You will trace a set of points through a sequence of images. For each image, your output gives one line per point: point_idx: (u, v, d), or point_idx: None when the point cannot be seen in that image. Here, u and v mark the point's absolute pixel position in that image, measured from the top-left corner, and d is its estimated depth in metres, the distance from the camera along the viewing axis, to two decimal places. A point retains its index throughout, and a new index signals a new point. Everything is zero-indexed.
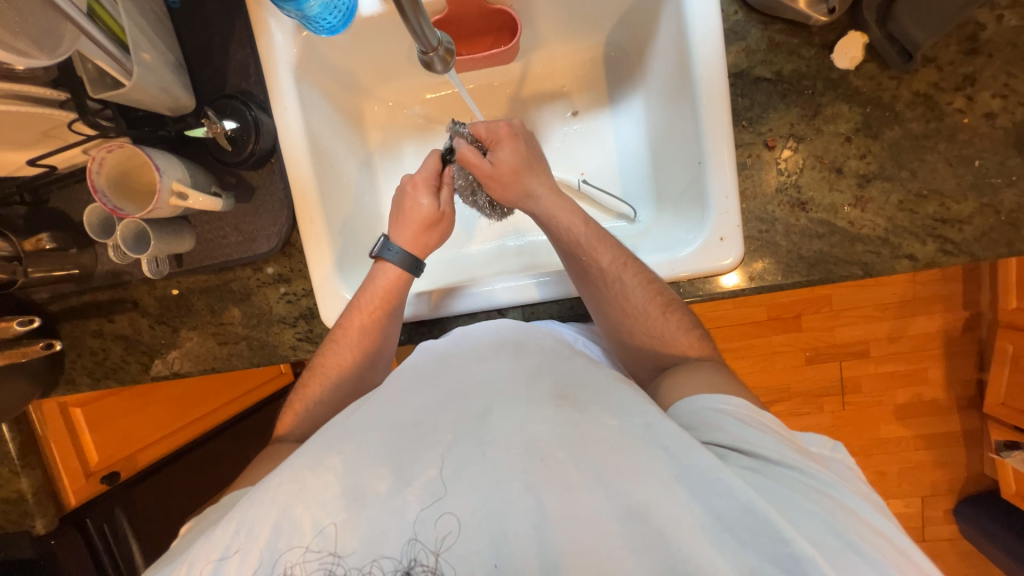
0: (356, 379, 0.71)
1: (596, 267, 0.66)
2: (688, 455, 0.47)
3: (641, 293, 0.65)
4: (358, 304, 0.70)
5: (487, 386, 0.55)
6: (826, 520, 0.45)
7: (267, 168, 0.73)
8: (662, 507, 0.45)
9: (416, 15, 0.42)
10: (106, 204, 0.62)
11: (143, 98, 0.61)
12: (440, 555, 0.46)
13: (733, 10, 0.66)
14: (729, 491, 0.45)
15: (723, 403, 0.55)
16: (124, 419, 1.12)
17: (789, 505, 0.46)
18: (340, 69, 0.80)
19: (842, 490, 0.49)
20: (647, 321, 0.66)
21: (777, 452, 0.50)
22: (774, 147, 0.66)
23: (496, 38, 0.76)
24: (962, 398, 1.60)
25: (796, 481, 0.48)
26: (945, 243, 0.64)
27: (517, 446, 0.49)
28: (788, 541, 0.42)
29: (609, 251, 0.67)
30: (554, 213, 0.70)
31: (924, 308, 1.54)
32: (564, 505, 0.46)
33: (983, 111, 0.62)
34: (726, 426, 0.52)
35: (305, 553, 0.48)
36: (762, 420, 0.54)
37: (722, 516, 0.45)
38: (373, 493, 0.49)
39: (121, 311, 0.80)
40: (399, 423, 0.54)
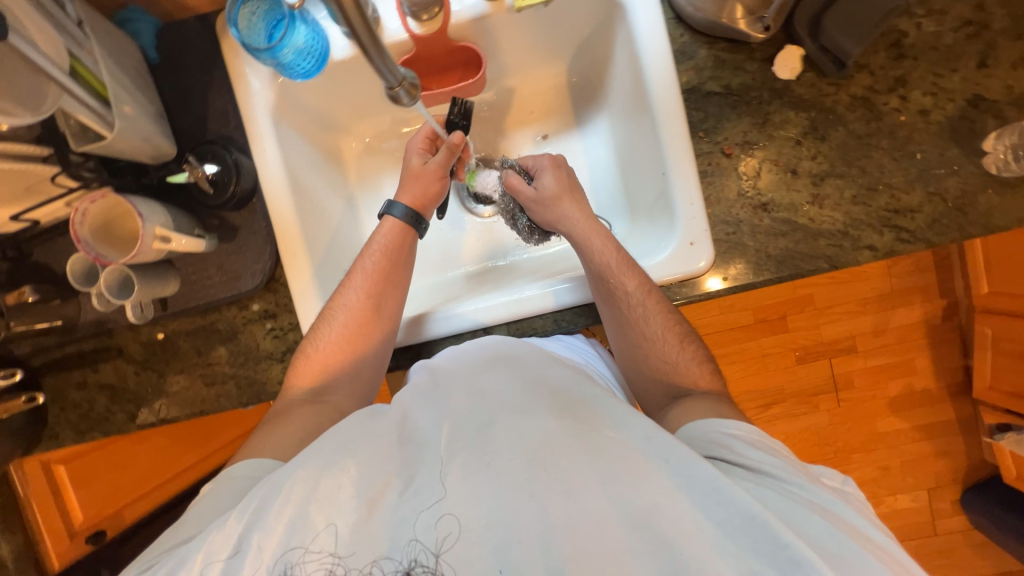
0: (365, 334, 0.70)
1: (623, 291, 0.67)
2: (689, 466, 0.48)
3: (660, 320, 0.67)
4: (369, 252, 0.74)
5: (492, 398, 0.55)
6: (830, 529, 0.45)
7: (249, 208, 0.75)
8: (667, 513, 0.45)
9: (378, 54, 0.45)
10: (89, 253, 0.63)
11: (125, 148, 0.63)
12: (441, 557, 0.45)
13: (679, 33, 0.71)
14: (730, 500, 0.45)
15: (735, 428, 0.55)
16: (109, 474, 1.11)
17: (794, 513, 0.46)
18: (317, 109, 0.83)
19: (852, 513, 0.48)
20: (663, 346, 0.67)
21: (782, 469, 0.51)
22: (731, 154, 0.70)
23: (463, 72, 0.79)
24: (952, 386, 1.62)
25: (799, 496, 0.48)
26: (901, 233, 0.67)
27: (521, 455, 0.49)
28: (788, 545, 0.42)
29: (637, 277, 0.68)
30: (588, 234, 0.73)
31: (902, 299, 1.58)
32: (568, 509, 0.46)
33: (917, 109, 0.67)
34: (732, 446, 0.53)
35: (306, 554, 0.47)
36: (773, 445, 0.54)
37: (722, 523, 0.45)
38: (382, 497, 0.49)
39: (105, 360, 0.80)
40: (409, 437, 0.54)
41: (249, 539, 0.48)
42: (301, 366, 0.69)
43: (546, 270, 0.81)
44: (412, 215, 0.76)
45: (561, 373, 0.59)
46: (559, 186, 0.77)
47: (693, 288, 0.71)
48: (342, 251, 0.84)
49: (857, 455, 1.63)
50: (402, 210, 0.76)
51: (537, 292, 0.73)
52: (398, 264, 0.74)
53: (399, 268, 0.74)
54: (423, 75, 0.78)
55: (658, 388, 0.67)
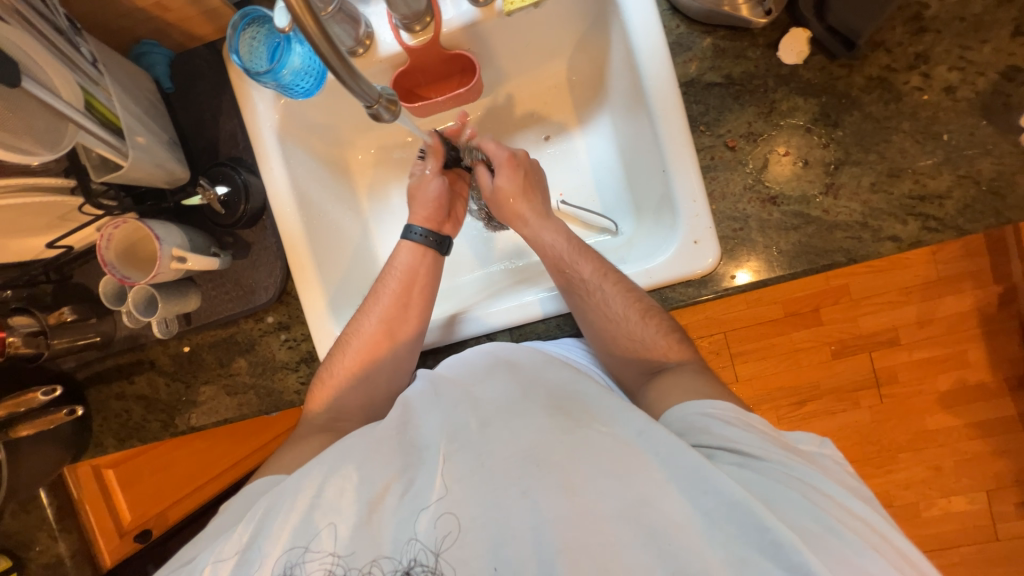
0: (375, 355, 0.72)
1: (578, 278, 0.68)
2: (676, 455, 0.45)
3: (620, 299, 0.65)
4: (383, 282, 0.76)
5: (487, 402, 0.54)
6: (807, 508, 0.43)
7: (260, 226, 0.79)
8: (661, 505, 0.43)
9: (352, 77, 0.45)
10: (115, 275, 0.68)
11: (140, 176, 0.66)
12: (440, 555, 0.45)
13: (675, 24, 0.69)
14: (714, 486, 0.43)
15: (711, 407, 0.52)
16: (154, 475, 1.19)
17: (771, 493, 0.44)
18: (322, 125, 0.86)
19: (834, 487, 0.45)
20: (628, 325, 0.64)
21: (760, 448, 0.48)
22: (735, 147, 0.67)
23: (461, 79, 0.79)
24: (1011, 379, 1.49)
25: (779, 474, 0.46)
26: (927, 220, 0.62)
27: (515, 453, 0.48)
28: (768, 527, 0.40)
29: (591, 262, 0.69)
30: (540, 229, 0.74)
31: (950, 287, 1.47)
32: (563, 504, 0.44)
33: (942, 86, 0.61)
34: (713, 429, 0.50)
35: (306, 554, 0.48)
36: (750, 421, 0.50)
37: (711, 512, 0.43)
38: (383, 501, 0.50)
39: (140, 372, 0.86)
40: (409, 443, 0.54)
41: (256, 544, 0.49)
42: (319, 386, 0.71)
43: (540, 274, 0.81)
44: (431, 236, 0.78)
45: (557, 373, 0.57)
46: (520, 185, 0.75)
47: (697, 288, 0.68)
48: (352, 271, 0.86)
49: (902, 455, 1.53)
50: (420, 232, 0.78)
51: (535, 297, 0.72)
52: (417, 286, 0.75)
53: (416, 289, 0.75)
54: (421, 85, 0.79)
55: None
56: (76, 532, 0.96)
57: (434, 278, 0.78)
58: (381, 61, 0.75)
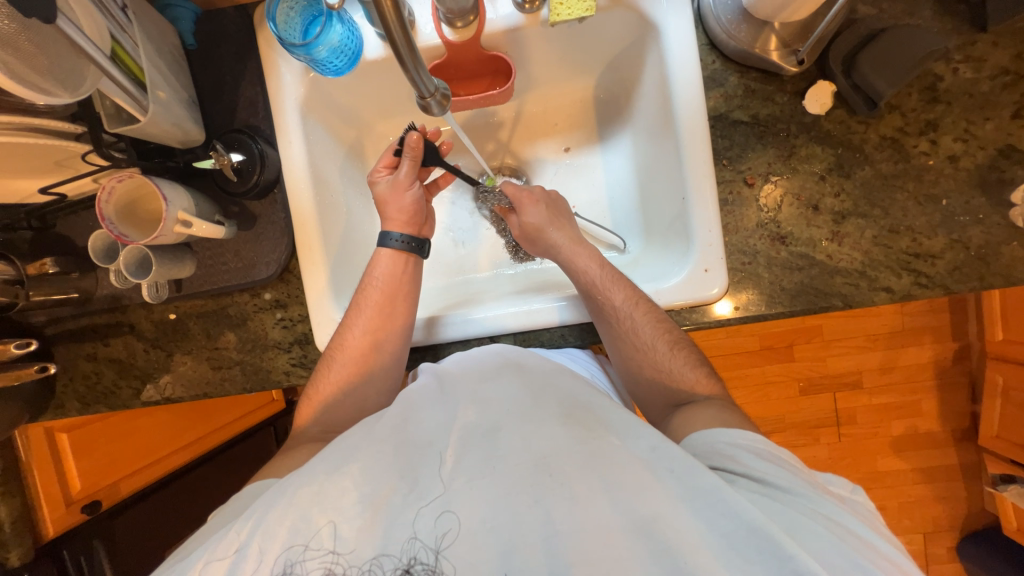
0: (364, 370, 0.70)
1: (611, 306, 0.67)
2: (692, 473, 0.45)
3: (651, 330, 0.66)
4: (359, 307, 0.72)
5: (496, 404, 0.53)
6: (836, 544, 0.42)
7: (270, 199, 0.76)
8: (673, 523, 0.43)
9: (415, 65, 0.45)
10: (113, 231, 0.64)
11: (156, 132, 0.64)
12: (440, 553, 0.44)
13: (711, 60, 0.71)
14: (733, 511, 0.43)
15: (739, 436, 0.53)
16: (109, 445, 1.11)
17: (799, 526, 0.43)
18: (344, 106, 0.84)
19: (866, 528, 0.46)
20: (657, 356, 0.66)
21: (788, 480, 0.48)
22: (754, 184, 0.69)
23: (492, 80, 0.80)
24: (957, 430, 1.59)
25: (805, 507, 0.46)
26: (919, 277, 0.67)
27: (527, 460, 0.47)
28: (793, 559, 0.40)
29: (623, 290, 0.68)
30: (573, 258, 0.72)
31: (913, 339, 1.56)
32: (573, 518, 0.44)
33: (946, 154, 0.66)
34: (739, 458, 0.50)
35: (306, 551, 0.45)
36: (780, 455, 0.51)
37: (728, 535, 0.42)
38: (387, 500, 0.47)
39: (117, 335, 0.81)
40: (411, 438, 0.52)
41: (252, 542, 0.46)
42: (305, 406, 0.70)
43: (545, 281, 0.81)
44: (408, 242, 0.77)
45: (567, 380, 0.57)
46: (547, 218, 0.76)
47: (703, 315, 0.71)
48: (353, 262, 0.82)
49: None
50: (397, 239, 0.76)
51: (543, 303, 0.72)
52: (399, 296, 0.73)
53: (400, 300, 0.73)
54: (451, 80, 0.79)
55: (661, 403, 0.66)
56: (20, 497, 0.90)
57: (416, 284, 0.76)
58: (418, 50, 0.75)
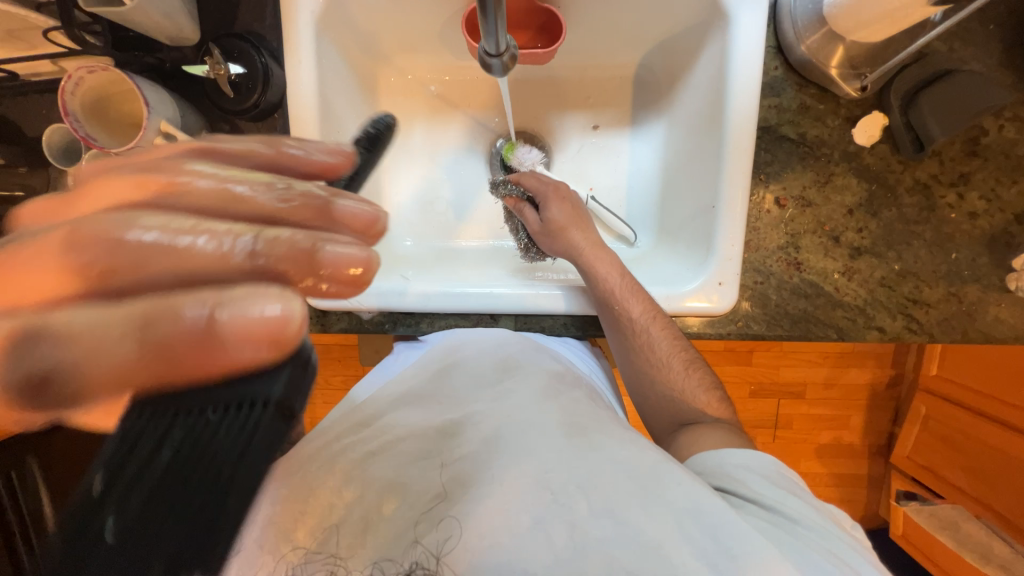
0: None
1: (627, 317, 0.65)
2: (695, 496, 0.46)
3: (666, 347, 0.66)
4: None
5: (496, 413, 0.54)
6: (834, 572, 0.44)
7: (268, 123, 0.67)
8: (675, 550, 0.42)
9: (497, 18, 0.39)
10: (77, 131, 0.55)
11: (143, 21, 0.54)
12: (442, 559, 0.43)
13: (773, 66, 0.67)
14: (741, 532, 0.44)
15: (750, 458, 0.57)
16: None
17: (799, 553, 0.45)
18: (363, 29, 0.73)
19: (858, 557, 0.48)
20: (669, 374, 0.66)
21: (795, 509, 0.51)
22: (785, 205, 0.68)
23: (534, 35, 0.72)
24: (875, 446, 1.77)
25: (810, 538, 0.48)
26: (911, 322, 0.69)
27: (528, 475, 0.46)
28: None
29: (642, 302, 0.66)
30: (594, 263, 0.68)
31: (859, 362, 1.69)
32: (575, 538, 0.43)
33: (968, 210, 0.67)
34: (749, 483, 0.53)
35: (303, 555, 0.43)
36: (785, 480, 0.55)
37: (733, 558, 0.42)
38: (384, 507, 0.47)
39: None
40: (407, 443, 0.52)
41: None
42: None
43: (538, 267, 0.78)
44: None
45: (569, 391, 0.57)
46: (569, 216, 0.72)
47: (707, 324, 0.71)
48: (97, 207, 0.32)
49: None
50: None
51: (549, 290, 0.69)
52: None
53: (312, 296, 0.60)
54: None
55: (656, 405, 0.68)
56: None
57: None
58: None
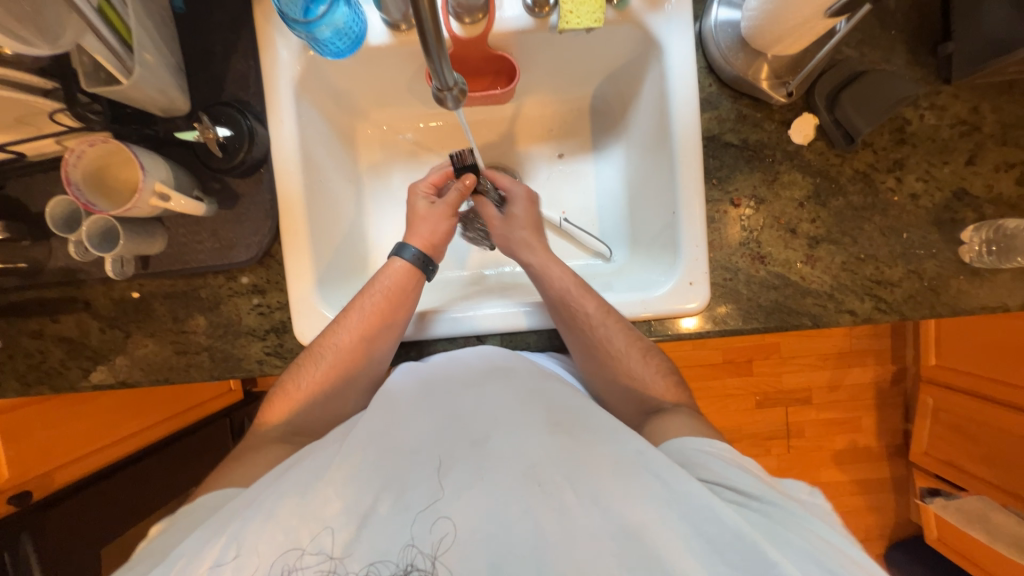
0: (347, 367, 0.69)
1: (582, 313, 0.69)
2: (678, 480, 0.46)
3: (623, 338, 0.68)
4: (371, 291, 0.71)
5: (483, 414, 0.55)
6: (811, 553, 0.44)
7: (255, 179, 0.73)
8: (660, 534, 0.43)
9: (439, 58, 0.44)
10: (79, 198, 0.60)
11: (139, 97, 0.61)
12: (438, 558, 0.44)
13: (708, 83, 0.75)
14: (718, 516, 0.44)
15: (708, 446, 0.56)
16: (44, 432, 1.00)
17: (775, 533, 0.45)
18: (339, 90, 0.81)
19: (840, 538, 0.47)
20: (629, 363, 0.68)
21: (760, 488, 0.50)
22: (739, 205, 0.73)
23: (493, 80, 0.80)
24: (891, 446, 1.73)
25: (784, 515, 0.48)
26: (879, 302, 0.72)
27: (516, 469, 0.48)
28: (776, 566, 0.41)
29: (594, 300, 0.69)
30: (546, 266, 0.73)
31: (859, 360, 1.69)
32: (563, 528, 0.45)
33: (909, 192, 0.72)
34: (711, 466, 0.53)
35: (303, 555, 0.44)
36: (744, 464, 0.54)
37: (713, 540, 0.43)
38: (374, 512, 0.47)
39: (69, 313, 0.75)
40: (394, 447, 0.52)
41: (236, 533, 0.44)
42: (281, 396, 0.68)
43: (520, 286, 0.82)
44: (423, 258, 0.74)
45: (559, 390, 0.57)
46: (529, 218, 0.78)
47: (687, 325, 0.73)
48: None
49: None
50: (412, 253, 0.74)
51: (533, 305, 0.73)
52: (399, 306, 0.70)
53: (400, 307, 0.70)
54: None
55: (628, 403, 0.68)
56: None
57: (417, 296, 0.73)
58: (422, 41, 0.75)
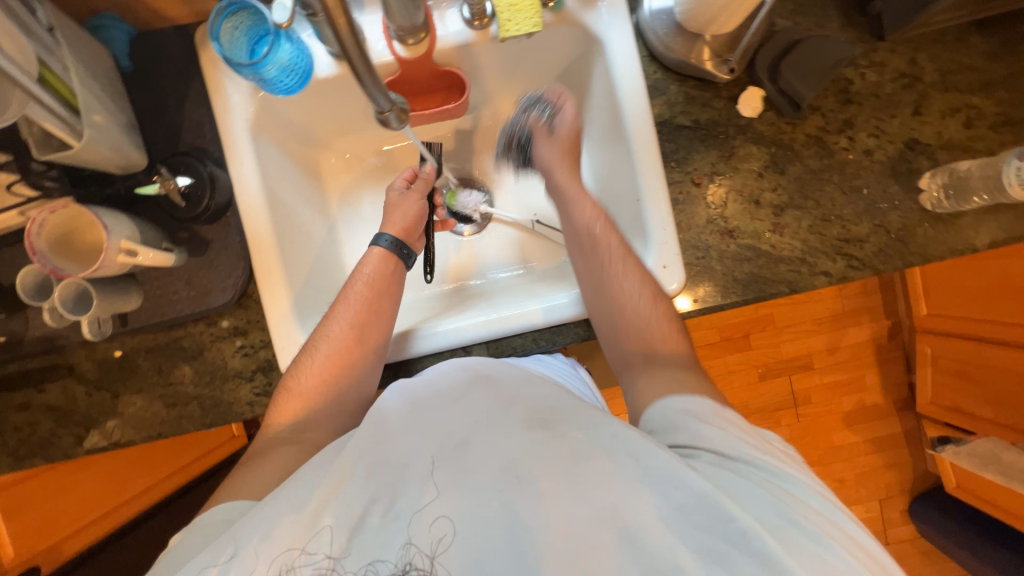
0: (347, 360, 0.67)
1: (605, 246, 0.71)
2: (652, 457, 0.47)
3: (636, 276, 0.68)
4: (355, 282, 0.72)
5: (466, 415, 0.54)
6: (774, 504, 0.45)
7: (223, 223, 0.74)
8: (632, 512, 0.44)
9: (372, 81, 0.46)
10: (46, 265, 0.60)
11: (94, 159, 0.61)
12: (436, 559, 0.45)
13: (653, 71, 0.76)
14: (685, 484, 0.45)
15: (690, 403, 0.55)
16: (46, 504, 0.98)
17: (743, 491, 0.46)
18: (297, 125, 0.82)
19: (807, 490, 0.47)
20: (639, 304, 0.67)
21: (732, 447, 0.50)
22: (701, 184, 0.74)
23: (446, 95, 0.81)
24: (898, 400, 1.73)
25: (754, 474, 0.48)
26: (852, 261, 0.73)
27: (494, 467, 0.49)
28: (737, 524, 0.43)
29: (617, 237, 0.72)
30: (579, 198, 0.76)
31: (853, 320, 1.70)
32: (540, 517, 0.45)
33: (863, 149, 0.73)
34: (692, 427, 0.52)
35: (301, 556, 0.47)
36: (726, 417, 0.54)
37: (683, 510, 0.44)
38: (364, 520, 0.49)
39: (53, 380, 0.75)
40: (381, 458, 0.53)
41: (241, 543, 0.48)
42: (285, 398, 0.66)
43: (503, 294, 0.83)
44: (398, 243, 0.74)
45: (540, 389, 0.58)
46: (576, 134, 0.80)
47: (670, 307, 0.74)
48: None
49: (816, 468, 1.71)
50: (387, 239, 0.74)
51: (520, 308, 0.74)
52: (383, 293, 0.71)
53: (387, 296, 0.71)
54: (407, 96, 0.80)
55: (639, 352, 0.66)
56: None
57: (399, 286, 0.74)
58: None
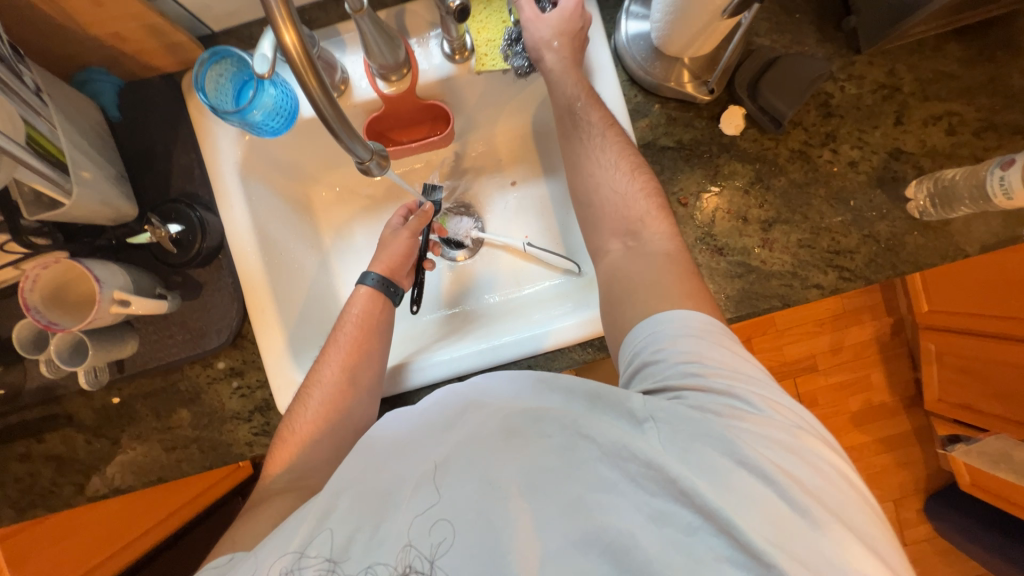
0: (340, 406, 0.67)
1: (597, 156, 0.69)
2: (612, 437, 0.48)
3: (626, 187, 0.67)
4: (342, 321, 0.73)
5: (450, 424, 0.54)
6: (722, 444, 0.46)
7: (215, 265, 0.74)
8: (597, 497, 0.47)
9: (349, 135, 0.46)
10: (41, 320, 0.61)
11: (84, 214, 0.62)
12: (436, 561, 0.48)
13: (634, 94, 0.77)
14: (635, 453, 0.47)
15: (661, 321, 0.55)
16: (51, 550, 0.99)
17: (692, 432, 0.47)
18: (286, 162, 0.83)
19: (765, 412, 0.48)
20: (622, 183, 0.67)
21: (696, 379, 0.50)
22: (687, 203, 0.75)
23: (431, 126, 0.82)
24: (905, 398, 1.71)
25: (712, 406, 0.48)
26: (843, 272, 0.73)
27: (473, 470, 0.50)
28: (682, 485, 0.45)
29: (613, 146, 0.69)
30: (574, 99, 0.72)
31: (853, 319, 1.69)
32: (515, 509, 0.48)
33: (847, 160, 0.74)
34: (658, 361, 0.53)
35: (302, 560, 0.50)
36: (697, 333, 0.53)
37: (639, 480, 0.47)
38: (361, 529, 0.50)
39: (53, 430, 0.75)
40: (370, 473, 0.53)
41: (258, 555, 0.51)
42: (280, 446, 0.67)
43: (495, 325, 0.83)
44: (384, 281, 0.75)
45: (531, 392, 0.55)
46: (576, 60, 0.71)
47: None
48: None
49: None
50: (374, 278, 0.75)
51: (514, 337, 0.75)
52: (371, 334, 0.72)
53: (375, 336, 0.72)
54: (393, 129, 0.81)
55: (625, 268, 0.63)
56: None
57: (389, 323, 0.74)
58: (355, 105, 0.77)
